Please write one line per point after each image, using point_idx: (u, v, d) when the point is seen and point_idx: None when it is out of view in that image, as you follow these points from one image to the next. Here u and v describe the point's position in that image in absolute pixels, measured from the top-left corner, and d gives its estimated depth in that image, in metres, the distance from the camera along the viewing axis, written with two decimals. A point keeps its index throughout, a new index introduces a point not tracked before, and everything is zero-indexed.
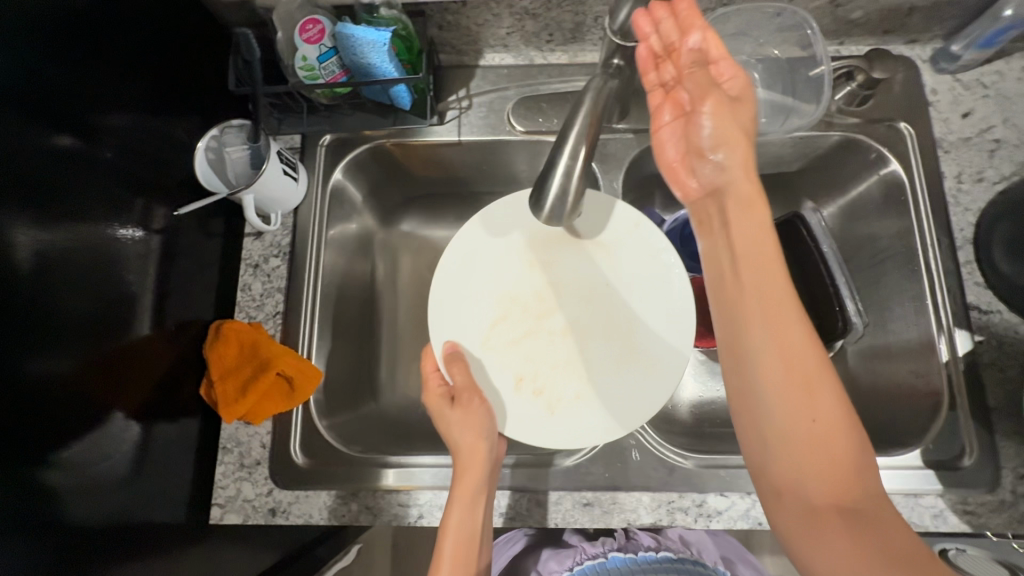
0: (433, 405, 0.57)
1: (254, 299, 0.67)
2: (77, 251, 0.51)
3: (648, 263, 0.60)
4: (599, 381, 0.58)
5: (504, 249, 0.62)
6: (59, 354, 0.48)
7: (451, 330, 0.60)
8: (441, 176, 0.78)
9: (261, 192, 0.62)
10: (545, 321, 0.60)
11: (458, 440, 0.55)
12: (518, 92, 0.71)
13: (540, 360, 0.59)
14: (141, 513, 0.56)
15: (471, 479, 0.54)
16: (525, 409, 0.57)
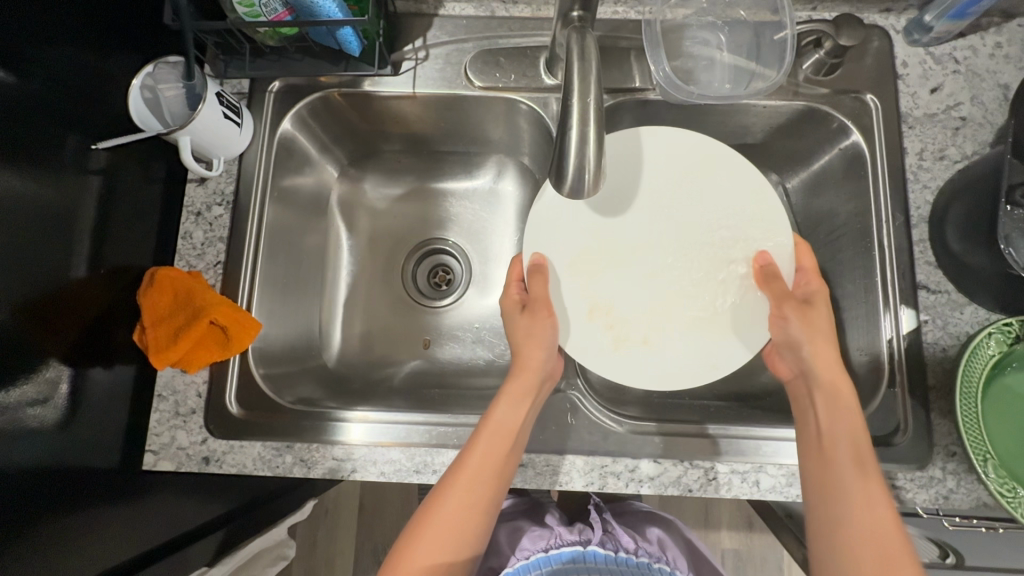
0: (507, 308, 0.61)
1: (194, 247, 0.65)
2: (3, 188, 0.49)
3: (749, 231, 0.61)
4: (666, 336, 0.59)
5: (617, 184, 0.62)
6: None
7: (544, 242, 0.60)
8: (400, 132, 0.76)
9: (198, 135, 0.59)
10: (633, 265, 0.61)
11: (520, 344, 0.59)
12: (477, 45, 0.68)
13: (619, 297, 0.60)
14: (72, 459, 0.55)
15: (524, 380, 0.58)
16: (593, 337, 0.58)
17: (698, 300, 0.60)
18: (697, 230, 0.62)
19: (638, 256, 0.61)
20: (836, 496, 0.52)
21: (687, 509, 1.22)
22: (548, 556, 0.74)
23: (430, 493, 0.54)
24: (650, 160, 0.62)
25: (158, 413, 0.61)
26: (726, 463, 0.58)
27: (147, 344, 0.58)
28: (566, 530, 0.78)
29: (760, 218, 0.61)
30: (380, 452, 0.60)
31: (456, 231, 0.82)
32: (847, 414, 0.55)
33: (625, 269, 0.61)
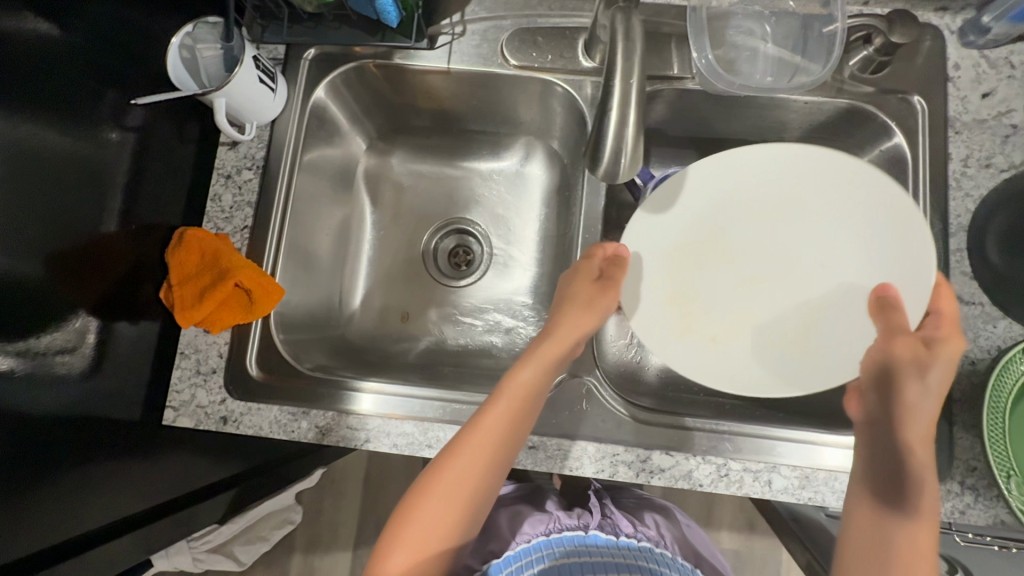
0: (579, 275, 0.60)
1: (222, 210, 0.65)
2: (44, 139, 0.50)
3: (866, 264, 0.58)
4: (739, 340, 0.60)
5: (733, 189, 0.61)
6: (24, 240, 0.48)
7: (658, 216, 0.60)
8: (431, 108, 0.76)
9: (233, 98, 0.59)
10: (722, 266, 0.62)
11: (569, 313, 0.59)
12: (515, 22, 0.67)
13: (699, 292, 0.61)
14: (96, 409, 0.56)
15: (557, 353, 0.58)
16: (665, 323, 0.60)
17: (786, 315, 0.60)
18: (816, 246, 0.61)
19: (727, 263, 0.62)
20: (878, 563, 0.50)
21: (689, 504, 1.22)
22: (549, 539, 0.74)
23: (443, 451, 0.55)
24: (796, 171, 0.59)
25: (180, 370, 0.62)
26: (739, 461, 0.58)
27: (174, 302, 0.59)
28: (564, 515, 0.79)
29: (900, 254, 0.57)
30: (395, 424, 0.60)
31: (481, 212, 0.81)
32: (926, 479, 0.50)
33: (724, 267, 0.62)
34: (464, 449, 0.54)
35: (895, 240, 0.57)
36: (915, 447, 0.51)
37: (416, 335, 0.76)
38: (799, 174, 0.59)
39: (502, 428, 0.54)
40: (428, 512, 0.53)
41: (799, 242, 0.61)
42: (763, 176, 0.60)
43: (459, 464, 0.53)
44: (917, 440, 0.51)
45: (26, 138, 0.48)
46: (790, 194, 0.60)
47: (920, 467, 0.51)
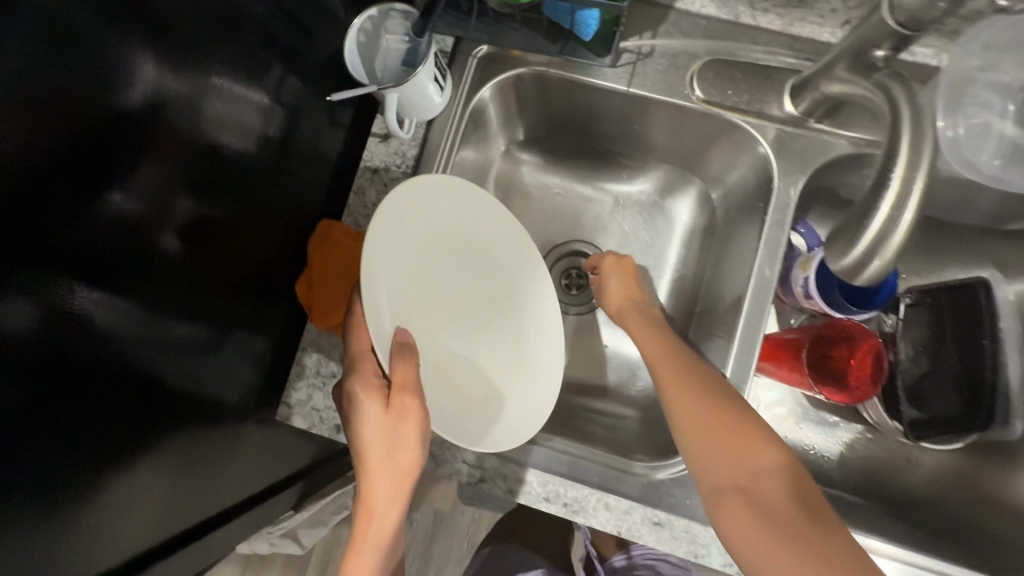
0: (368, 397, 0.50)
1: (364, 206, 0.61)
2: (198, 99, 0.45)
3: (530, 283, 0.60)
4: (506, 394, 0.55)
5: (423, 218, 0.52)
6: (167, 199, 0.45)
7: (382, 266, 0.48)
8: (586, 124, 0.70)
9: (406, 94, 0.54)
10: (456, 320, 0.55)
11: (375, 437, 0.49)
12: (710, 51, 0.60)
13: (465, 359, 0.54)
14: (214, 392, 0.54)
15: (396, 468, 0.50)
16: (444, 404, 0.50)
17: (511, 372, 0.56)
18: (505, 290, 0.59)
19: (453, 320, 0.54)
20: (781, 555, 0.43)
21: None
22: None
23: None
24: (442, 194, 0.54)
25: (299, 368, 0.59)
26: None
27: (309, 303, 0.56)
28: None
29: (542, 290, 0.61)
30: (512, 468, 0.56)
31: (610, 242, 0.76)
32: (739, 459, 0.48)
33: (419, 302, 0.51)
34: (380, 491, 0.51)
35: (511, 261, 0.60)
36: (754, 492, 0.46)
37: None
38: (443, 195, 0.54)
39: (393, 480, 0.50)
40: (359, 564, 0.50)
41: (509, 284, 0.59)
42: (456, 219, 0.56)
43: (364, 509, 0.51)
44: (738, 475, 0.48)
45: (175, 90, 0.43)
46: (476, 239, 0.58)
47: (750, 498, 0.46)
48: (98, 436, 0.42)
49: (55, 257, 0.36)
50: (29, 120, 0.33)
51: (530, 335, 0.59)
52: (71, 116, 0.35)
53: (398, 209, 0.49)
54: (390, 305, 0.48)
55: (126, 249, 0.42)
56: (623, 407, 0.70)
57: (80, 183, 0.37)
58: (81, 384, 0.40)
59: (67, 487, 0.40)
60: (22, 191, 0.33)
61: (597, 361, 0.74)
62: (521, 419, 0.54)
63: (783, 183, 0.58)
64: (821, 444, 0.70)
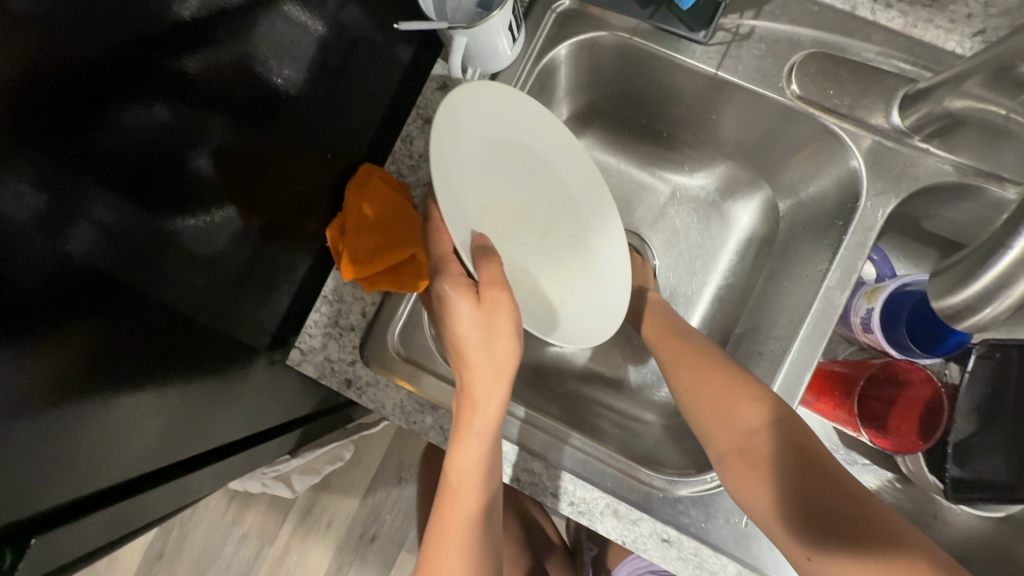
0: (454, 289, 0.47)
1: (410, 156, 0.57)
2: (257, 13, 0.40)
3: (585, 191, 0.59)
4: (580, 292, 0.57)
5: (478, 126, 0.50)
6: (207, 117, 0.40)
7: (451, 182, 0.47)
8: (657, 107, 0.65)
9: (476, 40, 0.50)
10: (530, 224, 0.55)
11: (465, 332, 0.47)
12: (816, 43, 0.54)
13: (539, 259, 0.55)
14: (227, 321, 0.52)
15: (478, 371, 0.47)
16: (527, 306, 0.52)
17: (573, 277, 0.57)
18: (567, 196, 0.58)
19: (518, 226, 0.53)
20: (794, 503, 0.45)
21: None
22: None
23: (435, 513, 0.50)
24: (491, 111, 0.51)
25: (317, 315, 0.56)
26: None
27: (340, 250, 0.52)
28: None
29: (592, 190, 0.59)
30: (521, 456, 0.53)
31: (657, 237, 0.71)
32: (742, 423, 0.49)
33: (495, 207, 0.52)
34: (482, 393, 0.47)
35: (573, 171, 0.58)
36: (747, 451, 0.48)
37: (547, 348, 0.69)
38: (494, 111, 0.52)
39: (496, 371, 0.46)
40: (460, 456, 0.47)
41: (574, 192, 0.58)
42: (509, 121, 0.53)
43: (468, 398, 0.47)
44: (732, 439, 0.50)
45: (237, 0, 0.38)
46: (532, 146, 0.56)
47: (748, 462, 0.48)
48: (107, 361, 0.39)
49: (91, 172, 0.33)
50: (69, 4, 0.29)
51: (597, 243, 0.59)
52: (119, 15, 0.31)
53: (452, 116, 0.47)
54: (464, 213, 0.48)
55: (164, 168, 0.38)
56: (643, 411, 0.66)
57: (123, 83, 0.33)
58: (96, 306, 0.37)
59: (71, 408, 0.38)
60: (61, 94, 0.30)
61: (622, 358, 0.70)
62: (594, 316, 0.57)
63: (870, 202, 0.53)
64: None
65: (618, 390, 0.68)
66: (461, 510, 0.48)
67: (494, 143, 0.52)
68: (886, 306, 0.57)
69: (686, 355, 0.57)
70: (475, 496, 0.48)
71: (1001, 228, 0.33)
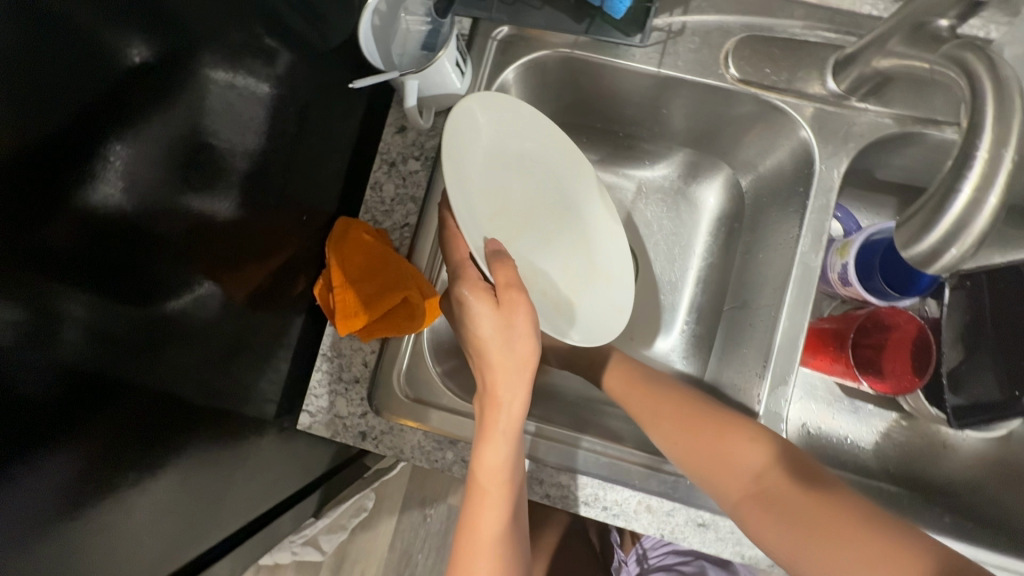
0: (472, 294, 0.47)
1: (382, 202, 0.58)
2: (203, 92, 0.41)
3: (580, 192, 0.60)
4: (587, 293, 0.57)
5: (484, 130, 0.52)
6: (171, 201, 0.40)
7: (459, 193, 0.48)
8: (610, 110, 0.67)
9: (427, 81, 0.51)
10: (533, 230, 0.56)
11: (486, 336, 0.47)
12: (744, 28, 0.57)
13: (545, 265, 0.56)
14: (229, 400, 0.51)
15: (502, 373, 0.47)
16: (540, 309, 0.52)
17: (580, 281, 0.57)
18: (567, 199, 0.59)
19: (523, 233, 0.54)
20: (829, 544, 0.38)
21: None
22: None
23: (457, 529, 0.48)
24: (494, 122, 0.52)
25: (320, 374, 0.56)
26: None
27: (333, 305, 0.53)
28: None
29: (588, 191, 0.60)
30: (547, 472, 0.54)
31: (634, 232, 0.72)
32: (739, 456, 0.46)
33: (498, 216, 0.53)
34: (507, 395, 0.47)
35: (568, 172, 0.59)
36: (762, 494, 0.43)
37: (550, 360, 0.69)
38: (495, 122, 0.52)
39: (518, 371, 0.47)
40: (489, 456, 0.47)
41: (573, 193, 0.59)
42: (510, 131, 0.54)
43: (490, 399, 0.48)
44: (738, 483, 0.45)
45: (177, 81, 0.38)
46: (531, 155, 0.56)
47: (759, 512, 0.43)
48: (103, 465, 0.38)
49: (44, 274, 0.32)
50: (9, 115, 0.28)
51: (600, 249, 0.60)
52: (54, 115, 0.30)
53: (458, 127, 0.48)
54: (473, 224, 0.49)
55: (126, 257, 0.37)
56: None
57: (74, 182, 0.32)
58: (84, 411, 0.36)
59: (71, 518, 0.36)
60: (6, 201, 0.29)
61: None
62: (604, 315, 0.57)
63: (825, 166, 0.56)
64: (856, 433, 0.67)
65: None
66: (489, 515, 0.47)
67: (496, 154, 0.53)
68: (858, 258, 0.60)
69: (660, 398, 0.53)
70: (501, 498, 0.47)
71: (947, 175, 0.36)
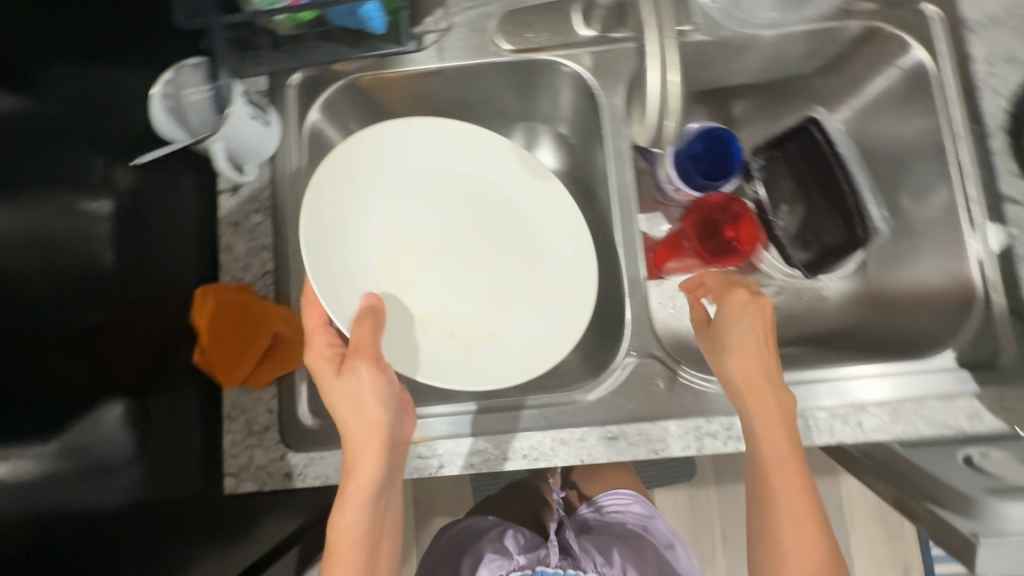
0: (317, 365, 0.50)
1: (239, 260, 0.62)
2: (36, 227, 0.42)
3: (547, 213, 0.64)
4: (513, 324, 0.63)
5: (374, 174, 0.62)
6: (37, 340, 0.41)
7: (337, 241, 0.59)
8: (428, 113, 0.72)
9: (230, 139, 0.56)
10: (446, 271, 0.64)
11: (336, 406, 0.49)
12: (501, 6, 0.63)
13: (451, 305, 0.63)
14: (162, 489, 0.51)
15: (355, 441, 0.48)
16: (441, 351, 0.60)
17: (512, 308, 0.63)
18: (515, 226, 0.65)
19: (433, 265, 0.64)
20: (771, 513, 0.50)
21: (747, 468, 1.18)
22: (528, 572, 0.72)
23: None
24: (386, 164, 0.63)
25: (232, 434, 0.59)
26: (825, 409, 0.56)
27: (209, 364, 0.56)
28: (520, 558, 0.74)
29: (567, 211, 0.63)
30: (465, 444, 0.58)
31: None
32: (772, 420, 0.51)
33: (395, 251, 0.63)
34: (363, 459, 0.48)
35: (528, 187, 0.65)
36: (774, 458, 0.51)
37: None
38: (393, 163, 0.63)
39: (364, 437, 0.48)
40: (342, 521, 0.47)
41: (538, 214, 0.65)
42: (428, 165, 0.64)
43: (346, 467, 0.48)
44: (771, 473, 0.51)
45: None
46: (475, 187, 0.66)
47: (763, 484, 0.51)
48: None
49: None
50: None
51: (552, 271, 0.63)
52: None
53: (336, 169, 0.59)
54: (356, 269, 0.60)
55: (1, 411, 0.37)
56: None
57: None
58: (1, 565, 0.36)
59: None
60: None
61: None
62: (542, 339, 0.61)
63: (606, 99, 0.62)
64: None
65: None
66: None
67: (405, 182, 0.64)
68: (676, 166, 0.67)
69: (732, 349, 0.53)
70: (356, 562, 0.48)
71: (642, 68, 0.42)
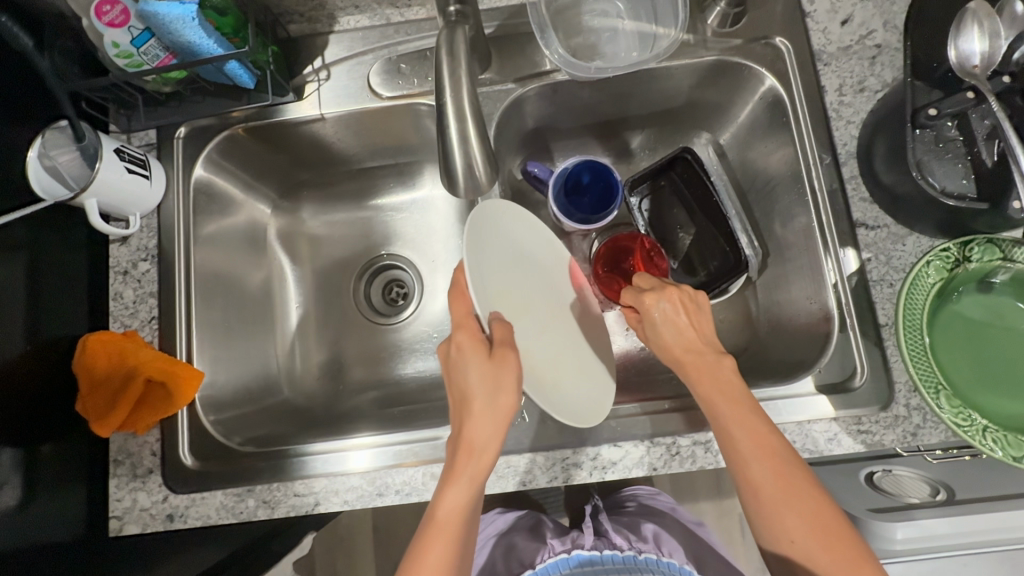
0: (466, 344, 0.50)
1: (126, 307, 0.64)
2: None
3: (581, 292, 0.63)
4: (571, 385, 0.55)
5: (504, 227, 0.56)
6: None
7: (479, 263, 0.51)
8: (323, 155, 0.75)
9: (103, 195, 0.58)
10: (534, 319, 0.56)
11: (475, 389, 0.48)
12: (376, 55, 0.67)
13: (560, 356, 0.56)
14: (35, 534, 0.55)
15: (501, 421, 0.49)
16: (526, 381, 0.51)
17: (568, 375, 0.56)
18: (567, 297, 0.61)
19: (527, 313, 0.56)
20: (784, 525, 0.47)
21: (699, 486, 1.16)
22: (570, 557, 0.79)
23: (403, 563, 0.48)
24: (512, 220, 0.57)
25: (117, 478, 0.61)
26: (687, 436, 0.58)
27: (88, 412, 0.58)
28: (557, 542, 0.83)
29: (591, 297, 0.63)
30: (340, 480, 0.59)
31: (398, 245, 0.81)
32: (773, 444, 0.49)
33: (512, 293, 0.54)
34: (486, 438, 0.49)
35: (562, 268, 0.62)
36: (791, 476, 0.48)
37: (359, 383, 0.75)
38: (519, 222, 0.58)
39: (497, 422, 0.49)
40: (449, 499, 0.48)
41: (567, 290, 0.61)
42: (529, 235, 0.59)
43: (463, 445, 0.49)
44: (750, 461, 0.49)
45: None
46: (548, 259, 0.61)
47: (749, 489, 0.49)
48: None
49: None
50: None
51: (593, 357, 0.60)
52: None
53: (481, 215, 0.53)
54: (486, 291, 0.50)
55: None
56: None
57: None
58: None
59: None
60: None
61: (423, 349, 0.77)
62: (584, 407, 0.55)
63: None
64: None
65: (435, 379, 0.74)
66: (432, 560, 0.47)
67: (520, 242, 0.57)
68: (557, 203, 0.68)
69: (686, 328, 0.55)
70: (449, 542, 0.48)
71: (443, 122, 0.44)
